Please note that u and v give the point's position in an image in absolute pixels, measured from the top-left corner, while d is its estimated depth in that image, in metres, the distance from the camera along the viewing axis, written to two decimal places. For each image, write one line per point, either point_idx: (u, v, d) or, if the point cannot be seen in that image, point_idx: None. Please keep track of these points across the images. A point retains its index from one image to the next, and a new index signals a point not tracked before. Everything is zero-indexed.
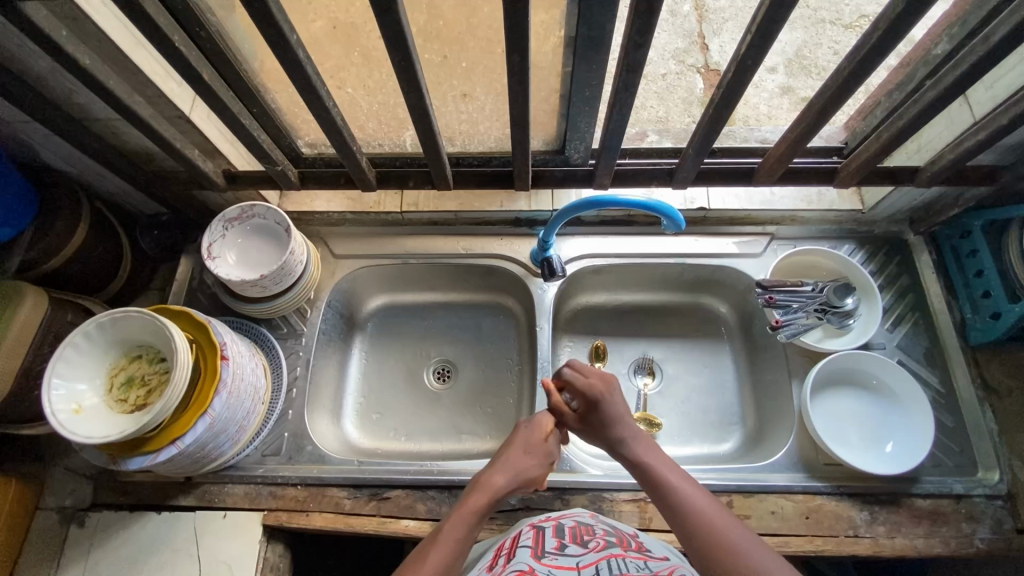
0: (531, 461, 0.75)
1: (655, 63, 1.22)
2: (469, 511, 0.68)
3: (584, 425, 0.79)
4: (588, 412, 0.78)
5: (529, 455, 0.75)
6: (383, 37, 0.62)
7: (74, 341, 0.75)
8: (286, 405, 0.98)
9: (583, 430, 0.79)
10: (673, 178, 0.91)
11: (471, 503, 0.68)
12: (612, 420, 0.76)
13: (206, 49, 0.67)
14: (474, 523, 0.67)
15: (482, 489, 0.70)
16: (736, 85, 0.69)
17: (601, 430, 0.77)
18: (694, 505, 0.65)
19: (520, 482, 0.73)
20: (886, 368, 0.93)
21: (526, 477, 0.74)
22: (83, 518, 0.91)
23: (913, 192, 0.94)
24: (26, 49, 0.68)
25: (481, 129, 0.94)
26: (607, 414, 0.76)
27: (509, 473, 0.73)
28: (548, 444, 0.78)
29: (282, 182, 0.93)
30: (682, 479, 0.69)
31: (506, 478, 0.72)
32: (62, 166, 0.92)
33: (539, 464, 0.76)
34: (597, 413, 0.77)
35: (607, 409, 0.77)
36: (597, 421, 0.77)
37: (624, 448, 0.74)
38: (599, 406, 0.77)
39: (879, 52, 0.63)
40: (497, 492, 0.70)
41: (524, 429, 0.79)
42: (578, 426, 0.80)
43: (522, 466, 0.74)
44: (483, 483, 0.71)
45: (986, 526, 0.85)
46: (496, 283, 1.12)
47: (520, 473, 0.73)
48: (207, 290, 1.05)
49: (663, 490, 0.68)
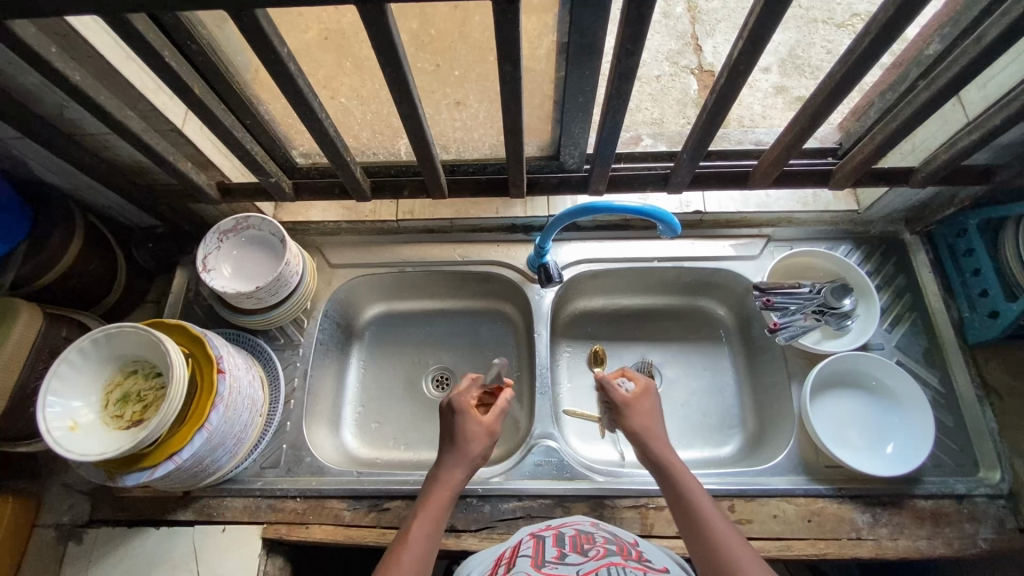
0: (480, 443, 0.77)
1: (649, 65, 1.22)
2: (433, 508, 0.71)
3: (629, 404, 0.83)
4: (640, 395, 0.84)
5: (475, 439, 0.77)
6: (375, 48, 0.62)
7: (68, 357, 0.75)
8: (284, 417, 0.97)
9: (624, 409, 0.82)
10: (668, 183, 0.91)
11: (434, 500, 0.72)
12: (653, 414, 0.82)
13: (198, 63, 0.67)
14: (440, 518, 0.70)
15: (442, 483, 0.73)
16: (729, 91, 0.69)
17: (642, 416, 0.81)
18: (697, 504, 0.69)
19: (474, 466, 0.76)
20: (886, 370, 0.93)
21: (479, 458, 0.77)
22: (79, 535, 0.89)
23: (908, 192, 0.94)
24: (16, 67, 0.68)
25: (475, 136, 0.93)
26: (653, 407, 0.83)
27: (463, 462, 0.75)
28: (486, 422, 0.79)
29: (276, 193, 0.93)
30: (688, 479, 0.73)
31: (461, 467, 0.75)
32: (55, 181, 0.91)
33: (483, 444, 0.77)
34: (648, 400, 0.84)
35: (653, 404, 0.84)
36: (644, 406, 0.82)
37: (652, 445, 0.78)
38: (650, 396, 0.84)
39: (870, 56, 0.63)
40: (456, 484, 0.74)
41: (451, 418, 0.79)
42: (625, 399, 0.83)
43: (472, 451, 0.76)
44: (441, 479, 0.74)
45: (989, 526, 0.85)
46: (493, 290, 1.12)
47: (472, 458, 0.76)
48: (203, 301, 1.04)
49: (671, 484, 0.73)
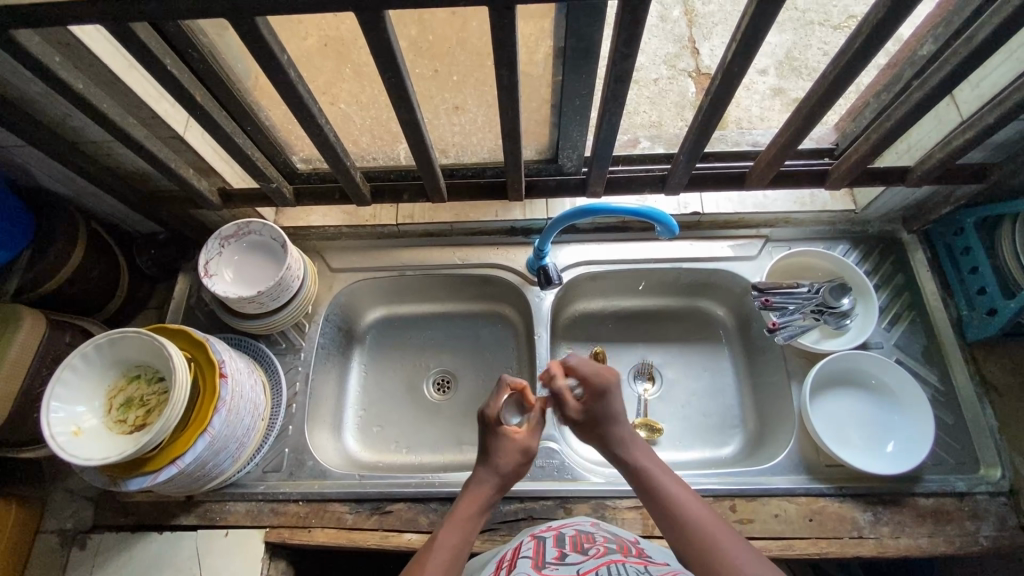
0: (516, 459, 0.73)
1: (646, 69, 1.23)
2: (462, 519, 0.68)
3: (585, 415, 0.76)
4: (593, 402, 0.76)
5: (511, 454, 0.73)
6: (373, 54, 0.62)
7: (72, 363, 0.75)
8: (286, 421, 0.98)
9: (582, 423, 0.76)
10: (665, 184, 0.92)
11: (465, 509, 0.69)
12: (614, 415, 0.75)
13: (199, 69, 0.68)
14: (468, 529, 0.68)
15: (474, 494, 0.71)
16: (724, 91, 0.69)
17: (602, 423, 0.75)
18: (679, 500, 0.66)
19: (507, 482, 0.73)
20: (885, 368, 0.93)
21: (514, 475, 0.74)
22: (83, 540, 0.90)
23: (903, 192, 0.95)
24: (20, 76, 0.69)
25: (473, 141, 0.94)
26: (612, 407, 0.76)
27: (496, 477, 0.72)
28: (524, 437, 0.75)
29: (277, 198, 0.93)
30: (668, 476, 0.71)
31: (494, 482, 0.72)
32: (58, 188, 0.92)
33: (519, 461, 0.74)
34: (603, 404, 0.75)
35: (613, 402, 0.76)
36: (601, 412, 0.75)
37: (623, 449, 0.74)
38: (606, 397, 0.76)
39: (863, 56, 0.63)
40: (488, 498, 0.71)
41: (485, 430, 0.76)
42: (577, 414, 0.76)
43: (507, 466, 0.73)
44: (471, 491, 0.71)
45: (990, 523, 0.85)
46: (494, 292, 1.12)
47: (506, 474, 0.73)
48: (205, 307, 1.05)
49: (647, 486, 0.70)
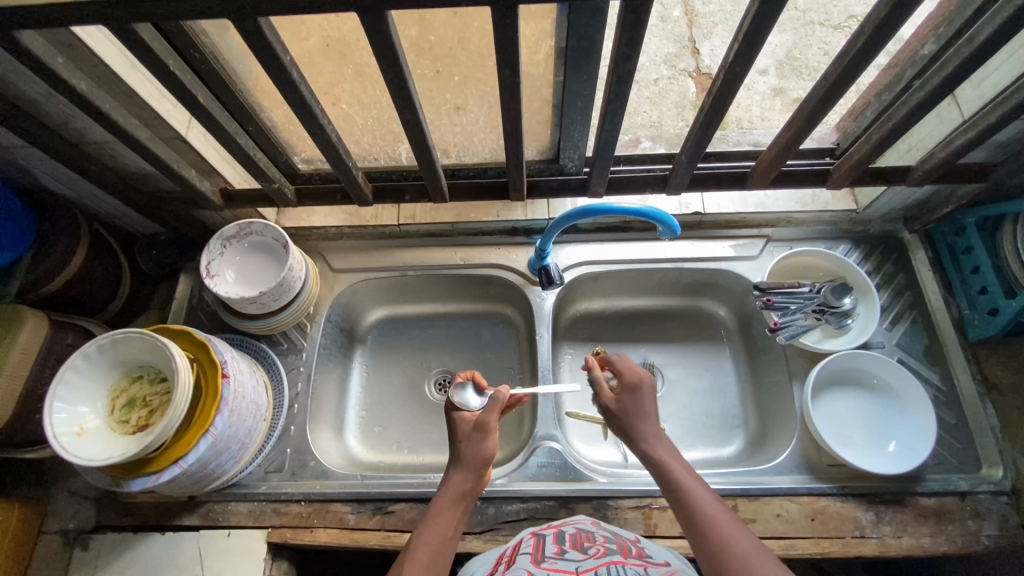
0: (477, 441, 0.75)
1: (647, 69, 1.23)
2: (438, 513, 0.69)
3: (617, 404, 0.78)
4: (626, 394, 0.78)
5: (471, 438, 0.75)
6: (376, 54, 0.62)
7: (74, 364, 0.75)
8: (287, 421, 0.98)
9: (614, 411, 0.78)
10: (666, 185, 0.92)
11: (444, 502, 0.71)
12: (645, 411, 0.77)
13: (201, 70, 0.68)
14: (451, 519, 0.69)
15: (447, 487, 0.73)
16: (726, 91, 0.69)
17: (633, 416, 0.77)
18: (698, 500, 0.66)
19: (478, 465, 0.74)
20: (886, 368, 0.93)
21: (484, 458, 0.74)
22: (85, 541, 0.90)
23: (905, 192, 0.95)
24: (22, 77, 0.69)
25: (475, 141, 0.94)
26: (643, 404, 0.78)
27: (465, 464, 0.74)
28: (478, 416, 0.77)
29: (279, 199, 0.94)
30: (690, 475, 0.70)
31: (463, 469, 0.74)
32: (60, 189, 0.92)
33: (484, 441, 0.75)
34: (635, 399, 0.78)
35: (644, 399, 0.78)
36: (633, 406, 0.78)
37: (648, 443, 0.75)
38: (639, 394, 0.78)
39: (866, 55, 0.63)
40: (461, 487, 0.72)
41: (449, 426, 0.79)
42: (608, 403, 0.79)
43: (470, 451, 0.75)
44: (444, 487, 0.73)
45: (992, 522, 0.85)
46: (495, 293, 1.12)
47: (473, 458, 0.74)
48: (207, 307, 1.05)
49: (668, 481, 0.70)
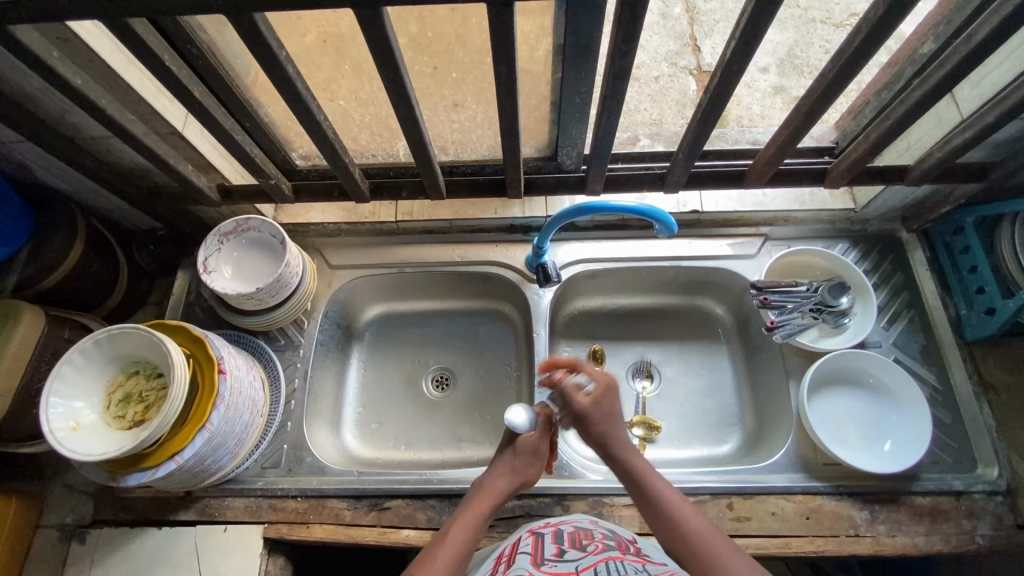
0: (529, 459, 0.79)
1: (647, 66, 1.22)
2: (472, 516, 0.72)
3: (592, 410, 0.78)
4: (605, 396, 0.79)
5: (524, 455, 0.79)
6: (372, 51, 0.62)
7: (71, 358, 0.75)
8: (284, 417, 0.98)
9: (588, 417, 0.78)
10: (664, 182, 0.92)
11: (475, 508, 0.73)
12: (614, 415, 0.79)
13: (198, 66, 0.68)
14: (478, 528, 0.71)
15: (485, 493, 0.76)
16: (723, 89, 0.69)
17: (605, 421, 0.78)
18: (681, 515, 0.66)
19: (517, 484, 0.78)
20: (883, 368, 0.93)
21: (524, 479, 0.79)
22: (82, 535, 0.90)
23: (903, 191, 0.95)
24: (19, 71, 0.69)
25: (473, 138, 0.94)
26: (617, 407, 0.79)
27: (512, 475, 0.78)
28: (535, 438, 0.80)
29: (276, 195, 0.93)
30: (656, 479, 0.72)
31: (505, 480, 0.77)
32: (57, 184, 0.92)
33: (533, 462, 0.79)
34: (611, 400, 0.79)
35: (617, 402, 0.80)
36: (609, 407, 0.79)
37: (622, 451, 0.75)
38: (613, 394, 0.80)
39: (864, 53, 0.63)
40: (500, 495, 0.76)
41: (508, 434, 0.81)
42: (585, 405, 0.79)
43: (520, 465, 0.78)
44: (483, 489, 0.76)
45: (986, 522, 0.85)
46: (493, 290, 1.12)
47: (519, 472, 0.78)
48: (204, 303, 1.05)
49: (647, 497, 0.70)
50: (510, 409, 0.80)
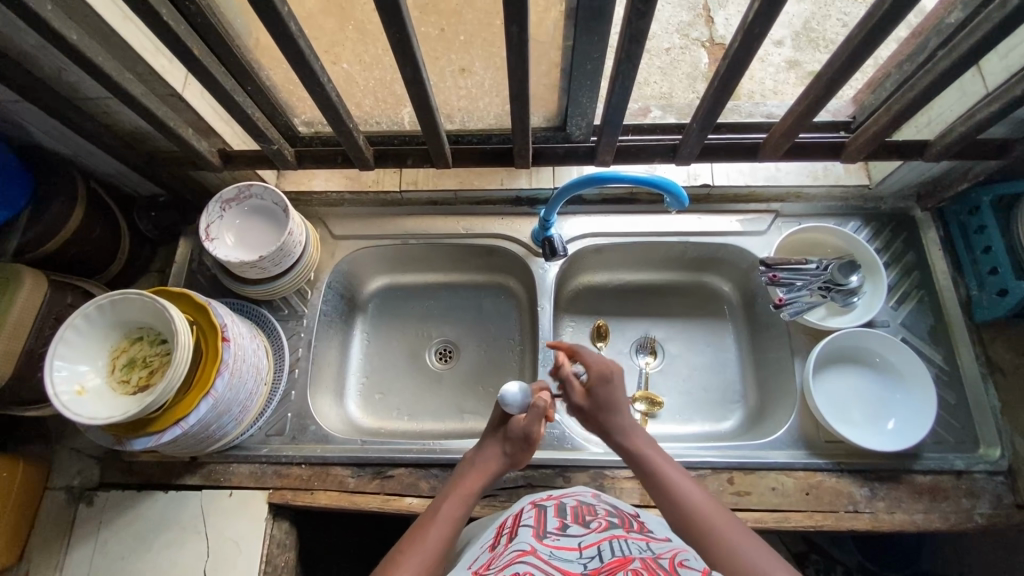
0: (520, 444, 0.79)
1: (659, 37, 1.18)
2: (464, 492, 0.75)
3: (588, 402, 0.82)
4: (598, 388, 0.81)
5: (516, 440, 0.79)
6: (377, 9, 0.60)
7: (75, 323, 0.75)
8: (288, 386, 0.98)
9: (587, 408, 0.82)
10: (677, 155, 0.90)
11: (467, 484, 0.76)
12: (614, 404, 0.81)
13: (196, 22, 0.65)
14: (470, 502, 0.74)
15: (480, 470, 0.78)
16: (743, 56, 0.66)
17: (604, 410, 0.81)
18: (674, 480, 0.72)
19: (508, 464, 0.80)
20: (891, 348, 0.93)
21: (516, 459, 0.80)
22: (89, 497, 0.92)
23: (921, 167, 0.93)
24: (11, 25, 0.66)
25: (480, 105, 0.92)
26: (614, 394, 0.81)
27: (504, 455, 0.79)
28: (525, 424, 0.79)
29: (279, 161, 0.92)
30: (655, 450, 0.77)
31: (499, 459, 0.79)
32: (55, 146, 0.91)
33: (523, 448, 0.79)
34: (607, 389, 0.81)
35: (614, 390, 0.81)
36: (604, 398, 0.81)
37: (623, 437, 0.79)
38: (609, 384, 0.82)
39: (891, 20, 0.60)
40: (493, 473, 0.78)
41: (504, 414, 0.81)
42: (585, 400, 0.82)
43: (512, 448, 0.79)
44: (477, 465, 0.78)
45: (986, 501, 0.85)
46: (498, 264, 1.11)
47: (511, 453, 0.79)
48: (207, 271, 1.04)
49: (644, 467, 0.75)
50: (506, 386, 0.80)
